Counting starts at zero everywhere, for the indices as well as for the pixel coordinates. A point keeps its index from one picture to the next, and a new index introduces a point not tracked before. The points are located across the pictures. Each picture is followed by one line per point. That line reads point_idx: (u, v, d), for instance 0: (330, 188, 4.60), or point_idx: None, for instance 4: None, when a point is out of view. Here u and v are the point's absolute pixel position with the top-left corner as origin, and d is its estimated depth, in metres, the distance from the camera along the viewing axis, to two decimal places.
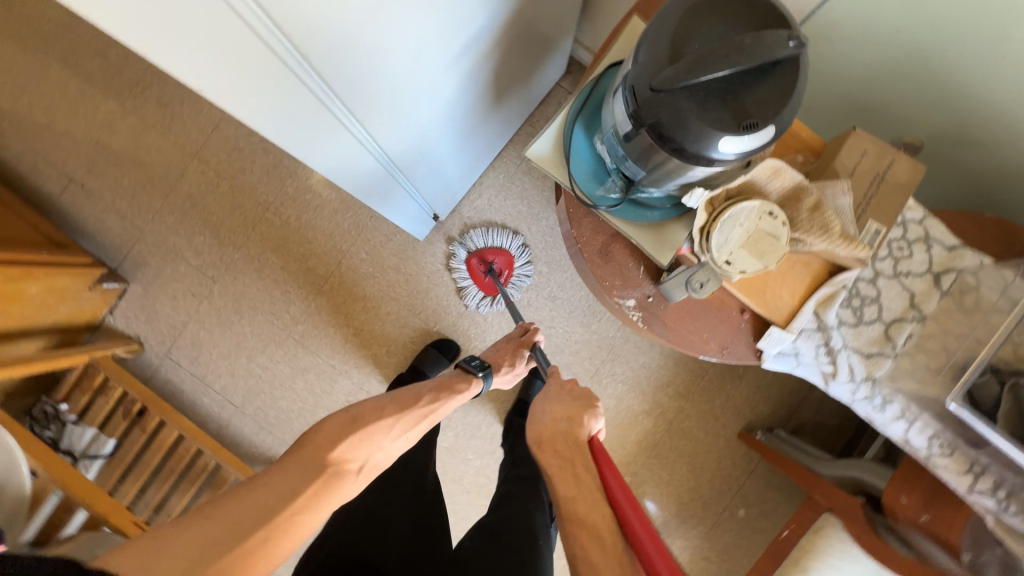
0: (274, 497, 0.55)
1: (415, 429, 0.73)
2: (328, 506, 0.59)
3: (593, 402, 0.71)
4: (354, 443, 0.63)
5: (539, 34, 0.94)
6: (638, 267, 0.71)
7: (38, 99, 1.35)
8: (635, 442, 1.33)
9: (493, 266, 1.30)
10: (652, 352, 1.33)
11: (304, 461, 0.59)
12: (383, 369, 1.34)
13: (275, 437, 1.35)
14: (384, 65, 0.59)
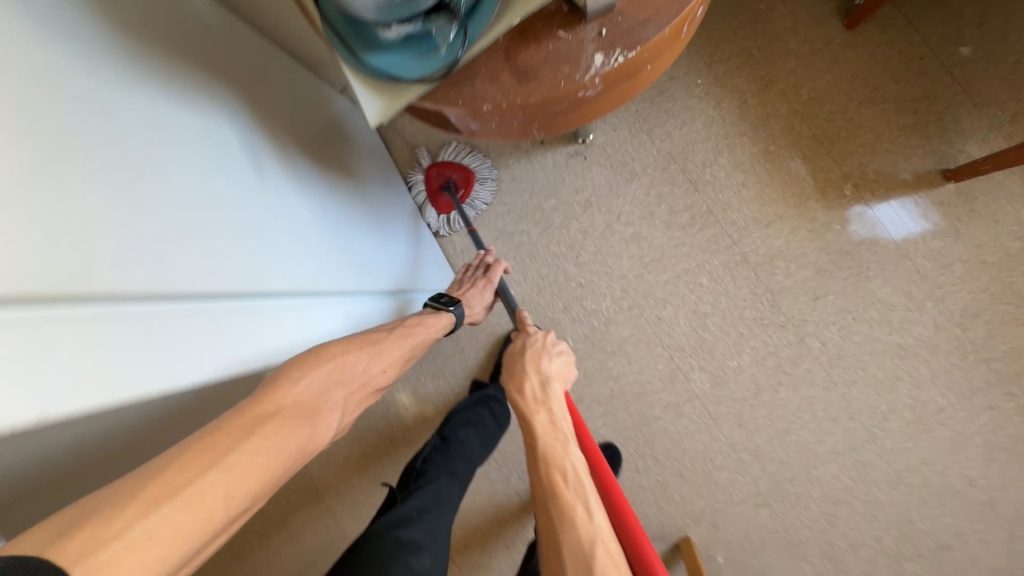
0: (229, 440, 0.44)
1: (387, 357, 0.68)
2: (295, 438, 0.50)
3: (547, 340, 0.80)
4: (315, 381, 0.56)
5: (307, 101, 0.90)
6: (558, 37, 0.54)
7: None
8: (802, 162, 1.04)
9: (449, 179, 1.13)
10: (696, 106, 1.09)
11: (268, 406, 0.50)
12: (592, 412, 1.17)
13: None
14: (215, 235, 0.55)
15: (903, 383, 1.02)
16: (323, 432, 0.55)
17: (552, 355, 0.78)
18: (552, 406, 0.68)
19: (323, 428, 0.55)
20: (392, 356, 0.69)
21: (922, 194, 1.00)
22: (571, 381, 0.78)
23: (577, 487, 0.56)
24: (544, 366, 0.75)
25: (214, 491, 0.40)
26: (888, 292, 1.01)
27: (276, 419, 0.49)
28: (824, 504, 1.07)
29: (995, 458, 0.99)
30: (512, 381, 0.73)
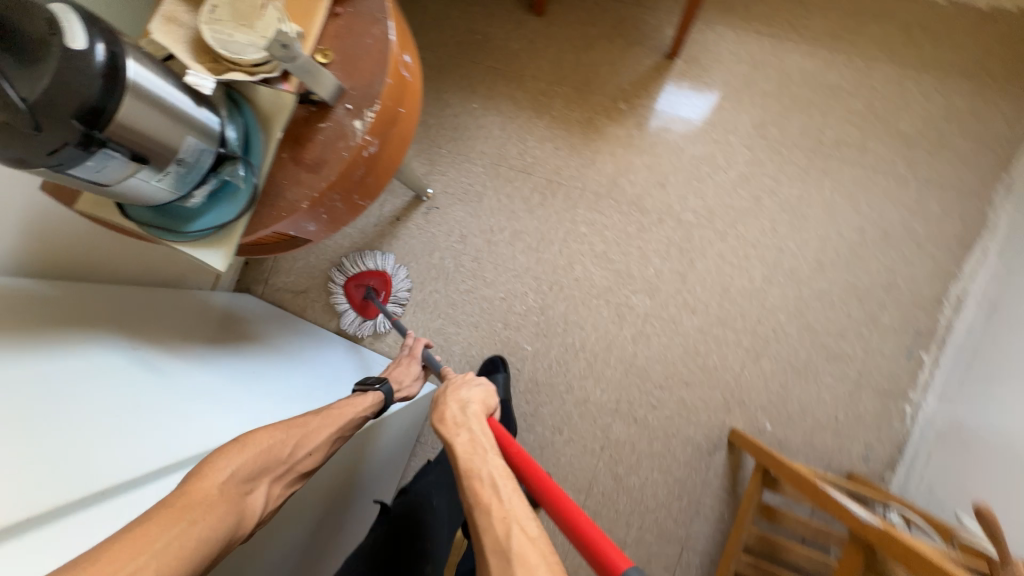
0: (159, 533, 0.48)
1: (313, 441, 0.70)
2: (220, 521, 0.54)
3: (467, 377, 0.82)
4: (240, 470, 0.60)
5: (180, 303, 1.00)
6: (321, 128, 0.67)
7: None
8: (580, 108, 1.28)
9: (370, 288, 1.26)
10: (487, 123, 1.31)
11: (196, 504, 0.53)
12: (586, 386, 1.23)
13: (699, 486, 1.18)
14: (132, 425, 0.61)
15: (764, 197, 1.20)
16: (252, 513, 0.59)
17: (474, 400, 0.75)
18: (472, 423, 0.70)
19: (248, 507, 0.59)
20: (324, 433, 0.72)
21: (668, 76, 1.26)
22: (495, 406, 0.78)
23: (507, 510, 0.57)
24: (463, 398, 0.75)
25: (151, 544, 0.47)
26: (702, 149, 1.23)
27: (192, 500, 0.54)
28: (795, 321, 1.18)
29: (859, 202, 1.18)
30: (440, 408, 0.74)
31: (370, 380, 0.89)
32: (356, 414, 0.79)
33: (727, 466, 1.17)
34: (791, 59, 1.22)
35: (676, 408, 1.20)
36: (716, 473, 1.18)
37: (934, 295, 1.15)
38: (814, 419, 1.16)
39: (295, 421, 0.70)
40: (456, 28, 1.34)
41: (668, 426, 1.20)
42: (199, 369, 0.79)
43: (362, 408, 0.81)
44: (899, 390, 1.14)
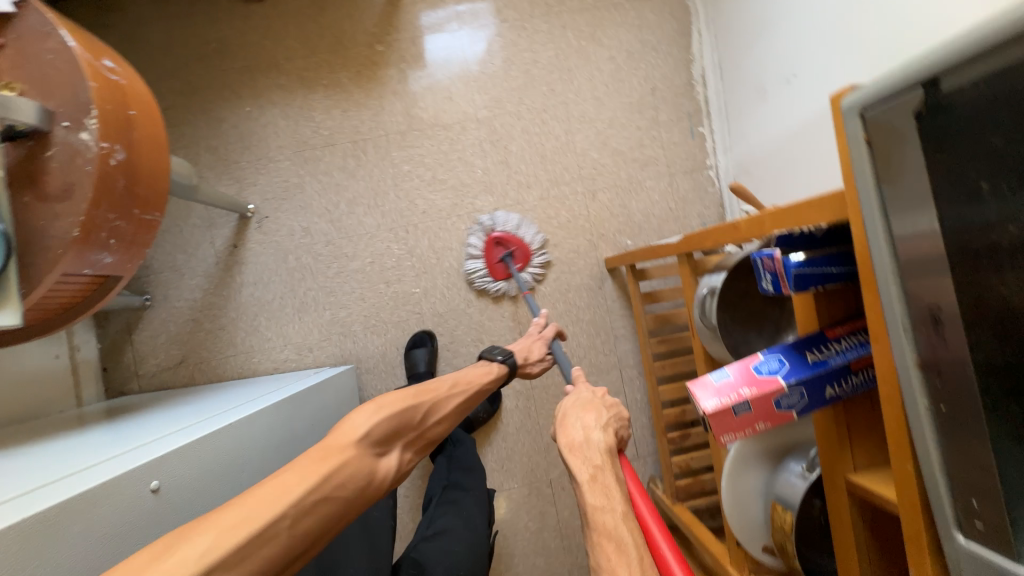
0: (302, 481, 0.60)
1: (444, 411, 0.89)
2: (355, 473, 0.67)
3: (607, 403, 0.80)
4: (374, 430, 0.74)
5: (50, 425, 0.97)
6: (51, 157, 0.66)
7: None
8: (345, 66, 1.33)
9: (510, 253, 1.30)
10: (270, 118, 1.32)
11: (332, 457, 0.66)
12: (480, 292, 1.35)
13: (607, 315, 1.36)
14: (36, 469, 0.64)
15: (530, 69, 1.37)
16: (386, 472, 0.73)
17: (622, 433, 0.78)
18: (597, 459, 0.67)
19: (382, 469, 0.72)
20: (446, 407, 0.89)
21: (403, 4, 1.34)
22: (628, 430, 0.79)
23: (609, 528, 0.58)
24: (592, 423, 0.74)
25: (288, 497, 0.57)
26: (463, 53, 1.36)
27: (335, 454, 0.67)
28: (604, 152, 1.38)
29: (599, 38, 1.38)
30: (563, 437, 0.73)
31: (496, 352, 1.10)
32: (486, 385, 1.00)
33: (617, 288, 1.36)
34: None
35: (558, 268, 1.36)
36: (614, 298, 1.37)
37: (684, 80, 1.40)
38: (656, 217, 1.38)
39: (422, 392, 0.88)
40: (188, 45, 1.30)
41: (560, 286, 1.36)
42: (93, 436, 0.82)
43: (482, 381, 1.01)
44: (697, 163, 1.39)
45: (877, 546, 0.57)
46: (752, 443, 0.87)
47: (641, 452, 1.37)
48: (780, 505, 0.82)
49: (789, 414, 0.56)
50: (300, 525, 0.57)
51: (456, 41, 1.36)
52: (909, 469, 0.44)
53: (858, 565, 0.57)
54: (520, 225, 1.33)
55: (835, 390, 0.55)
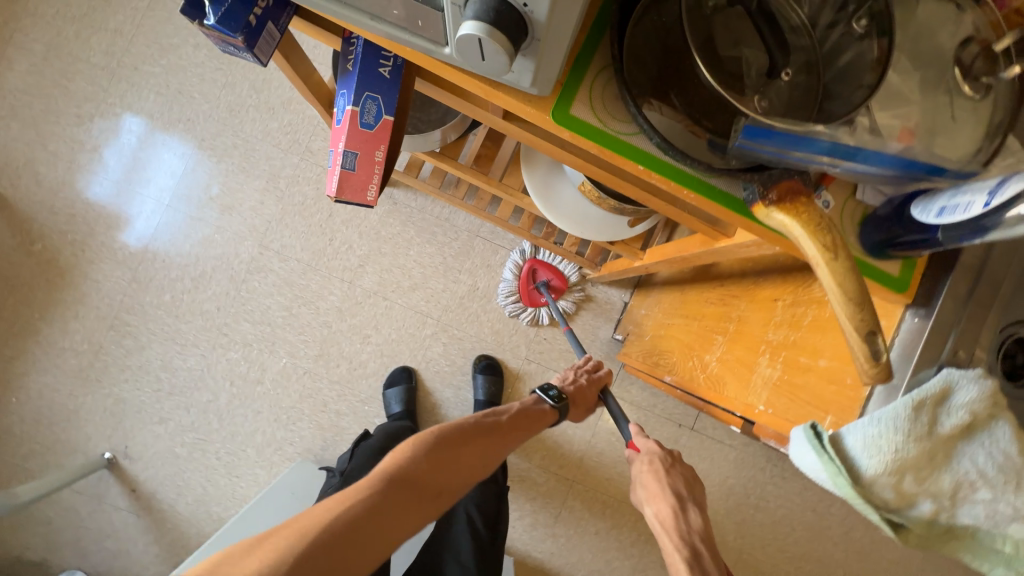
0: (437, 468, 0.63)
1: (439, 490, 0.62)
2: (479, 462, 0.68)
3: (673, 460, 0.72)
4: (682, 526, 0.64)
5: None
6: None
7: (726, 505, 1.37)
8: (37, 287, 1.25)
9: (546, 282, 1.27)
10: (37, 385, 1.24)
11: (473, 439, 0.68)
12: (327, 308, 1.30)
13: (424, 216, 1.32)
14: None
15: (157, 129, 1.28)
16: (502, 450, 0.71)
17: (683, 490, 0.68)
18: (707, 569, 0.60)
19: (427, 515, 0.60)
20: (500, 436, 0.71)
21: (14, 201, 1.25)
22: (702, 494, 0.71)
23: None
24: (674, 481, 0.68)
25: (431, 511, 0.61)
26: (100, 177, 1.27)
27: (383, 488, 0.58)
28: (280, 114, 1.29)
29: (169, 42, 1.26)
30: (653, 506, 0.66)
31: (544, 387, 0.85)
32: (537, 424, 0.77)
33: (406, 190, 1.31)
34: (12, 77, 1.23)
35: (354, 228, 1.31)
36: (413, 199, 1.32)
37: None
38: None
39: (492, 432, 0.71)
40: None
41: (370, 237, 1.31)
42: None
43: (541, 396, 0.83)
44: None
45: None
46: (536, 167, 0.84)
47: (560, 267, 1.35)
48: (582, 185, 0.78)
49: (387, 121, 0.51)
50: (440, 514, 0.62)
51: (144, 178, 1.28)
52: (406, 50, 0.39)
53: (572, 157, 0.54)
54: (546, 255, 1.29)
55: (388, 64, 0.49)
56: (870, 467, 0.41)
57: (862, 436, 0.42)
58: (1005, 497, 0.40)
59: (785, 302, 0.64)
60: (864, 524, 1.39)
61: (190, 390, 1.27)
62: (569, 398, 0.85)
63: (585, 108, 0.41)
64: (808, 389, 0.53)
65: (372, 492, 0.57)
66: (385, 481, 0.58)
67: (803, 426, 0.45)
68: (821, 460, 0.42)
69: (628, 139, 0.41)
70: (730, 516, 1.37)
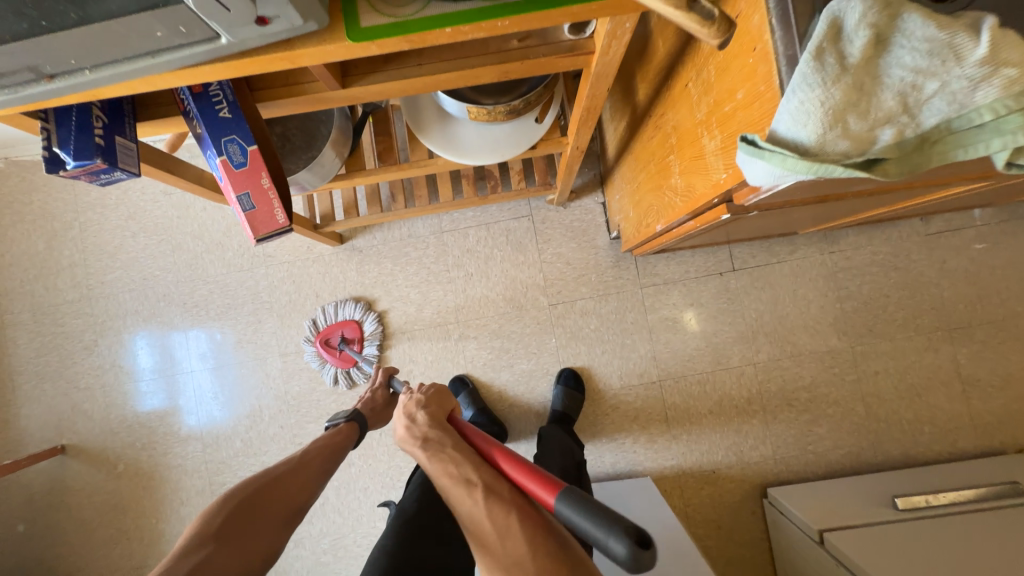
0: (224, 523, 0.71)
1: (259, 512, 0.74)
2: (293, 488, 0.78)
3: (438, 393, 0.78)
4: (422, 439, 0.69)
5: None
6: None
7: (810, 314, 1.31)
8: (142, 496, 1.37)
9: (343, 339, 1.33)
10: None
11: (247, 503, 0.74)
12: (364, 370, 1.36)
13: (390, 245, 1.38)
14: None
15: (147, 318, 1.39)
16: (318, 467, 0.82)
17: (426, 402, 0.75)
18: (461, 463, 0.64)
19: (253, 548, 0.71)
20: (305, 470, 0.81)
21: (82, 441, 1.38)
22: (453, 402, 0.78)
23: (492, 504, 0.60)
24: (411, 410, 0.74)
25: (254, 545, 0.71)
26: (131, 383, 1.39)
27: (192, 553, 0.67)
28: (229, 243, 1.38)
29: (113, 245, 1.38)
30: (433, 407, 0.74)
31: (337, 415, 0.91)
32: (340, 443, 0.87)
33: (362, 235, 1.37)
34: (22, 350, 1.38)
35: (343, 293, 1.38)
36: (372, 237, 1.38)
37: None
38: None
39: (284, 471, 0.80)
40: None
41: (359, 291, 1.37)
42: None
43: (335, 425, 0.90)
44: None
45: (400, 62, 0.57)
46: (429, 130, 0.86)
47: (527, 211, 1.36)
48: (469, 113, 0.78)
49: (253, 151, 0.54)
50: (269, 534, 0.73)
51: (163, 365, 1.40)
52: (202, 68, 0.42)
53: (418, 78, 0.56)
54: (336, 311, 1.35)
55: (224, 105, 0.53)
56: (811, 135, 0.40)
57: (787, 115, 0.41)
58: (951, 74, 0.38)
59: (691, 80, 0.64)
60: (949, 251, 1.30)
61: None
62: (366, 411, 0.93)
63: (373, 15, 0.43)
64: (742, 127, 0.52)
65: (182, 556, 0.66)
66: (189, 547, 0.67)
67: (737, 145, 0.44)
68: (765, 161, 0.42)
69: (426, 14, 0.43)
70: (821, 321, 1.31)
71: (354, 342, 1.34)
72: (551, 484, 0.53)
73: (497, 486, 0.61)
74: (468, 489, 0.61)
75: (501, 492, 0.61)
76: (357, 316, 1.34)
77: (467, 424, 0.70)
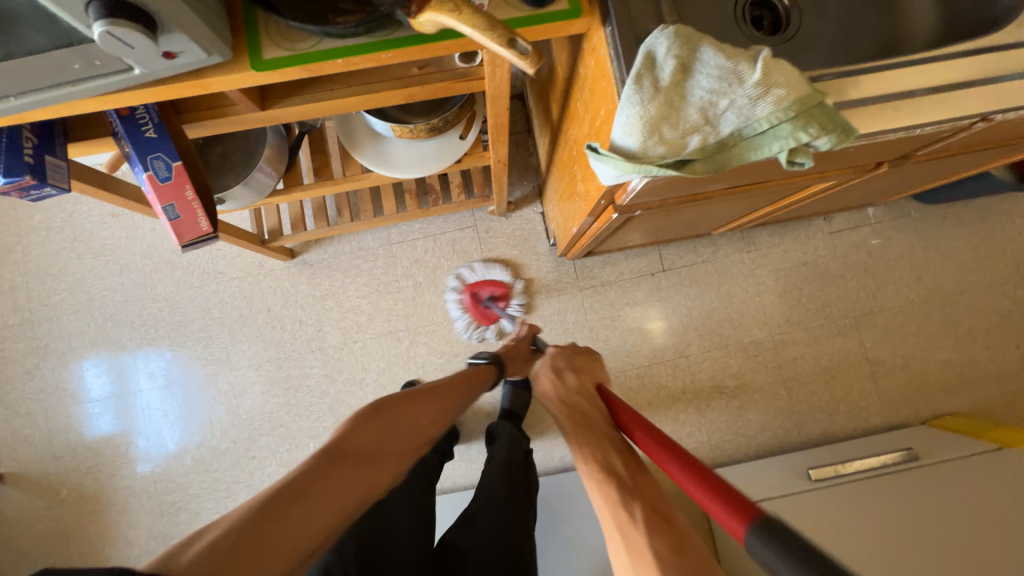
0: (358, 442, 0.65)
1: (394, 443, 0.68)
2: (426, 419, 0.74)
3: (577, 354, 0.90)
4: (582, 442, 0.70)
5: None
6: None
7: (735, 307, 1.43)
8: (86, 522, 1.34)
9: (492, 298, 1.38)
10: None
11: (383, 423, 0.69)
12: (317, 380, 1.39)
13: (342, 258, 1.43)
14: None
15: (93, 339, 1.39)
16: (445, 415, 0.78)
17: (561, 363, 0.86)
18: (624, 466, 0.64)
19: (381, 475, 0.64)
20: (437, 401, 0.78)
21: (21, 469, 1.34)
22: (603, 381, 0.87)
23: (654, 509, 0.57)
24: (563, 367, 0.85)
25: (383, 475, 0.64)
26: (76, 406, 1.38)
27: (326, 458, 0.61)
28: (179, 261, 1.40)
29: (57, 267, 1.39)
30: (597, 419, 0.75)
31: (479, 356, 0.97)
32: (471, 385, 0.86)
33: (314, 249, 1.42)
34: None
35: (296, 305, 1.41)
36: (324, 251, 1.43)
37: None
38: None
39: (417, 394, 0.77)
40: None
41: (313, 303, 1.41)
42: None
43: (465, 372, 0.89)
44: None
45: (313, 87, 0.64)
46: (362, 147, 0.94)
47: (472, 221, 1.44)
48: (395, 131, 0.86)
49: (178, 166, 0.60)
50: (393, 473, 0.66)
51: (110, 387, 1.39)
52: (121, 95, 0.49)
53: (330, 100, 0.64)
54: (487, 269, 1.40)
55: (149, 126, 0.59)
56: (636, 143, 0.50)
57: (618, 127, 0.50)
58: (736, 93, 0.48)
59: (577, 100, 0.74)
60: (852, 246, 1.46)
61: None
62: (505, 357, 1.00)
63: (273, 49, 0.50)
64: (605, 138, 0.62)
65: (317, 462, 0.60)
66: (329, 450, 0.62)
67: (586, 152, 0.53)
68: (605, 164, 0.51)
69: (318, 48, 0.51)
70: (745, 314, 1.43)
71: (496, 300, 1.39)
72: (747, 512, 0.43)
73: (638, 480, 0.62)
74: (614, 484, 0.61)
75: (645, 490, 0.60)
76: (488, 272, 1.40)
77: (618, 402, 0.77)
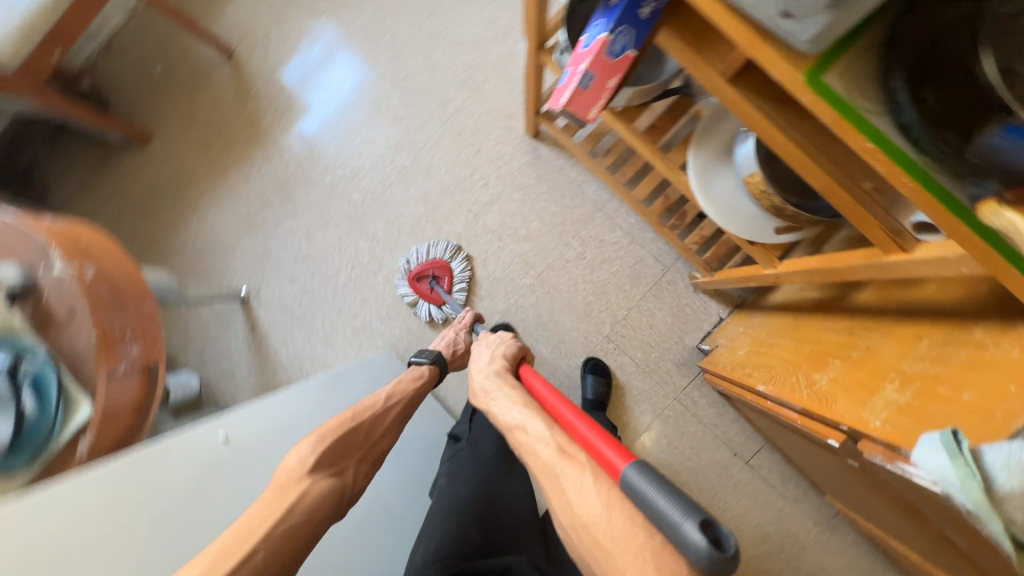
0: (299, 460, 0.76)
1: (349, 454, 0.82)
2: (377, 438, 0.88)
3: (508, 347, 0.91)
4: (516, 411, 0.71)
5: None
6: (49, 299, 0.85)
7: (756, 548, 1.33)
8: (238, 138, 1.51)
9: (433, 281, 1.39)
10: (211, 216, 1.51)
11: (333, 440, 0.80)
12: (450, 229, 1.44)
13: (558, 176, 1.41)
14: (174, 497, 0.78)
15: (364, 36, 1.48)
16: (400, 423, 0.93)
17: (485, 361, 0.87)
18: (555, 429, 0.65)
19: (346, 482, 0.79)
20: (389, 416, 0.91)
21: (244, 63, 1.51)
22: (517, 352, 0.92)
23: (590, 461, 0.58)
24: (487, 367, 0.85)
25: (350, 493, 0.79)
26: (309, 64, 1.50)
27: (288, 487, 0.72)
28: (466, 49, 1.44)
29: None
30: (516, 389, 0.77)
31: (419, 355, 1.06)
32: (417, 390, 0.99)
33: (550, 147, 1.41)
34: None
35: (495, 169, 1.43)
36: (554, 157, 1.42)
37: None
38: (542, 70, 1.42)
39: (370, 409, 0.89)
40: (125, 205, 1.52)
41: (506, 180, 1.43)
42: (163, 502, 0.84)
43: (405, 374, 1.01)
44: None
45: (783, 105, 0.59)
46: (704, 150, 0.90)
47: (668, 262, 1.37)
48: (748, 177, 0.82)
49: None
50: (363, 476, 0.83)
51: (338, 77, 1.50)
52: None
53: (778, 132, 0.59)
54: (424, 250, 1.41)
55: (649, 7, 0.56)
56: (1006, 484, 0.42)
57: (1003, 455, 0.43)
58: None
59: (931, 339, 0.65)
60: None
61: (320, 261, 1.48)
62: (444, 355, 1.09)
63: (836, 79, 0.45)
64: (942, 415, 0.55)
65: (288, 486, 0.72)
66: (289, 477, 0.74)
67: (942, 430, 0.47)
68: (951, 462, 0.45)
69: (869, 118, 0.45)
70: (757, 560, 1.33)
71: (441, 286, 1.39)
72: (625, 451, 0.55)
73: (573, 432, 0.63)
74: (543, 441, 0.63)
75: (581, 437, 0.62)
76: (446, 256, 1.40)
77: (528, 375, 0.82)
